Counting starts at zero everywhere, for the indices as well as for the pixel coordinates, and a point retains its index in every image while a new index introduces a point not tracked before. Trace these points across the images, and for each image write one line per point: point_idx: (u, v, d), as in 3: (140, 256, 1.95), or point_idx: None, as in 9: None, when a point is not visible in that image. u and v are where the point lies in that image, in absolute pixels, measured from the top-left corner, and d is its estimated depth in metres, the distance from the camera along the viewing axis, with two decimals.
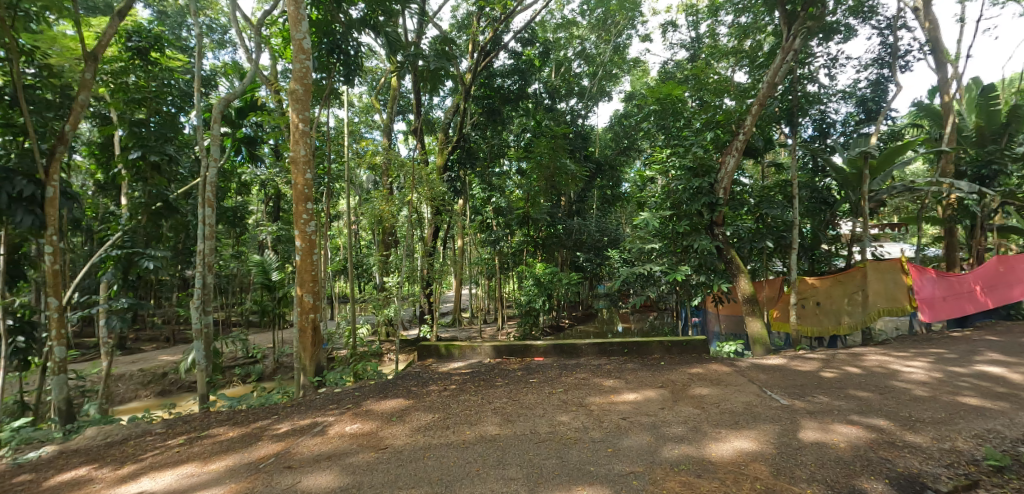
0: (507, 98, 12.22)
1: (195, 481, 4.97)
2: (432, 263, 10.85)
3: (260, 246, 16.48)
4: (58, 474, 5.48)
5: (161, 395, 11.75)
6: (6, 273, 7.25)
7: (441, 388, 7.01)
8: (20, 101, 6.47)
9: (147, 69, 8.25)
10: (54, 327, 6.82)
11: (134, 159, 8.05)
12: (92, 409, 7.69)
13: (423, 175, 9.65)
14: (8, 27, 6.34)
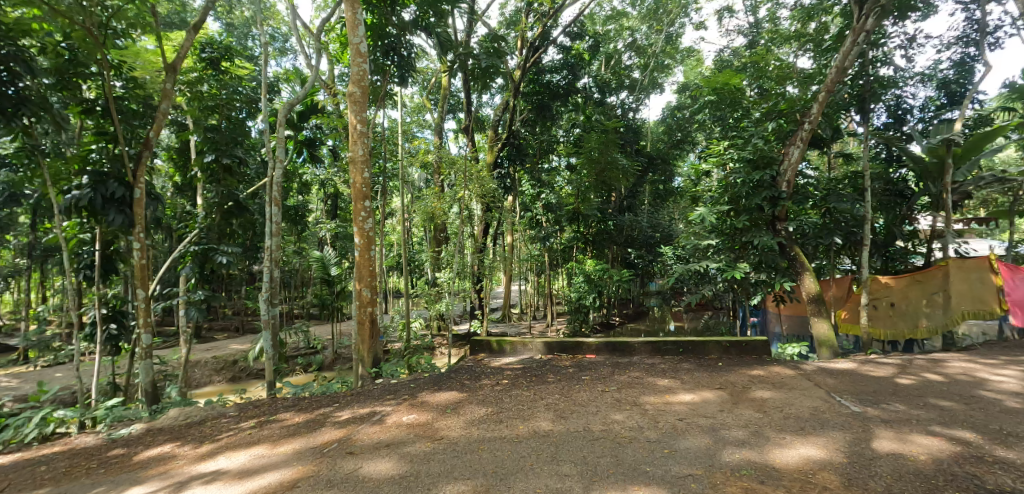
0: (556, 94, 12.00)
1: (266, 462, 5.19)
2: (483, 258, 10.94)
3: (319, 243, 17.14)
4: (145, 450, 5.89)
5: (232, 381, 12.49)
6: (101, 267, 7.93)
7: (493, 383, 7.03)
8: (112, 112, 6.97)
9: (219, 78, 8.72)
10: (141, 316, 7.34)
11: (208, 161, 8.66)
12: (173, 392, 8.23)
13: (476, 173, 9.66)
14: (99, 44, 6.79)
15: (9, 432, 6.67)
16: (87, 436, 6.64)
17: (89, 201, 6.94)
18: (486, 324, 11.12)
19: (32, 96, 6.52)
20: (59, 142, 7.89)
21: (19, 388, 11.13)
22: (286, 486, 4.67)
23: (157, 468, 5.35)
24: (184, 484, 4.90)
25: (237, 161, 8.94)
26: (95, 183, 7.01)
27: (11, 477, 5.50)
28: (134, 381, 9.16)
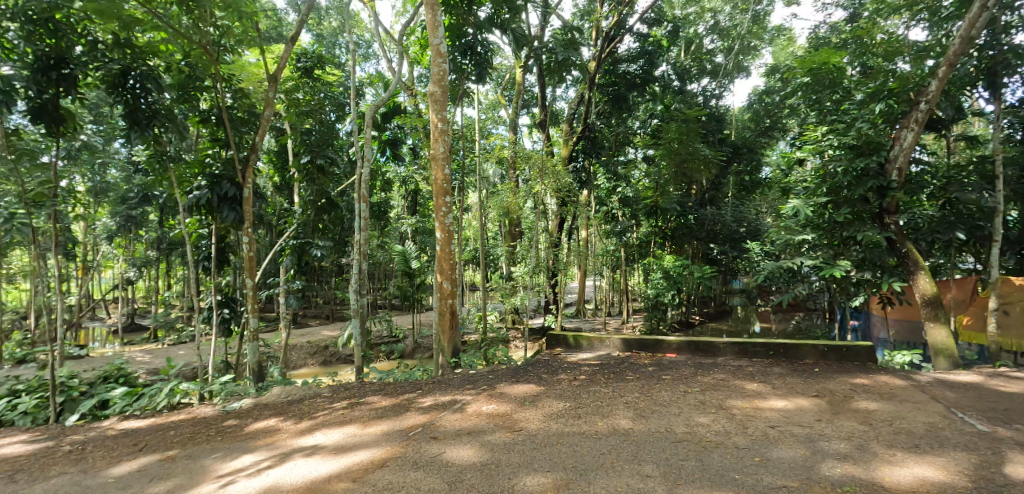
0: (632, 85, 11.58)
1: (358, 440, 5.43)
2: (559, 252, 10.83)
3: (401, 238, 17.76)
4: (253, 423, 6.36)
5: (324, 363, 13.23)
6: (218, 258, 8.84)
7: (571, 378, 6.91)
8: (224, 120, 7.54)
9: (313, 85, 9.07)
10: (251, 303, 7.94)
11: (304, 162, 9.33)
12: (275, 372, 8.79)
13: (551, 166, 9.43)
14: (213, 61, 7.35)
15: (144, 401, 7.63)
16: (206, 407, 7.37)
17: (206, 199, 7.65)
18: (561, 318, 11.01)
19: (161, 108, 7.61)
20: (180, 147, 8.65)
21: (150, 362, 12.50)
22: (377, 464, 4.84)
23: (264, 440, 5.75)
24: (288, 455, 5.22)
25: (329, 162, 9.52)
26: (212, 183, 7.70)
27: (146, 439, 6.17)
28: (240, 362, 9.97)
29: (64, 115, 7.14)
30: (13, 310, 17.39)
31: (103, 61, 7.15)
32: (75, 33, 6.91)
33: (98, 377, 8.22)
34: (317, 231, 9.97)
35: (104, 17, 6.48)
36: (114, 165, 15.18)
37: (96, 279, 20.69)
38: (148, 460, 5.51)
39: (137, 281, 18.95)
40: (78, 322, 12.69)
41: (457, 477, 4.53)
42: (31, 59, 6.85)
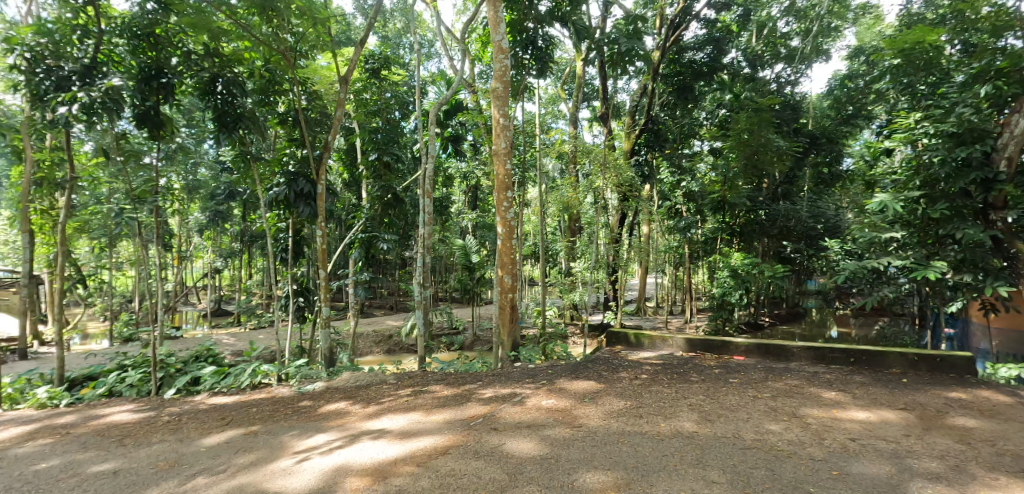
0: (699, 74, 11.04)
1: (422, 427, 5.51)
2: (620, 248, 10.60)
3: (461, 232, 17.97)
4: (325, 405, 6.62)
5: (388, 352, 13.62)
6: (293, 249, 9.29)
7: (632, 377, 6.70)
8: (301, 123, 7.94)
9: (380, 85, 9.39)
10: (324, 292, 8.25)
11: (371, 159, 9.63)
12: (344, 358, 9.13)
13: (613, 160, 9.15)
14: (290, 65, 7.80)
15: (230, 379, 8.17)
16: (283, 388, 7.78)
17: (285, 195, 8.03)
18: (621, 315, 10.78)
19: (246, 112, 7.99)
20: (261, 146, 9.18)
21: (233, 344, 13.41)
22: (440, 451, 4.90)
23: (335, 421, 5.97)
24: (357, 437, 5.38)
25: (396, 159, 9.74)
26: (289, 180, 8.08)
27: (231, 414, 6.59)
28: (313, 347, 10.45)
29: (164, 119, 7.65)
30: (120, 294, 19.16)
31: (196, 69, 7.65)
32: (172, 45, 7.42)
33: (191, 356, 9.25)
34: (383, 225, 10.22)
35: (198, 30, 7.05)
36: (204, 163, 16.64)
37: (188, 268, 22.41)
38: (233, 433, 5.86)
39: (223, 270, 20.35)
40: (173, 306, 13.78)
41: (517, 470, 4.50)
42: (135, 71, 7.43)
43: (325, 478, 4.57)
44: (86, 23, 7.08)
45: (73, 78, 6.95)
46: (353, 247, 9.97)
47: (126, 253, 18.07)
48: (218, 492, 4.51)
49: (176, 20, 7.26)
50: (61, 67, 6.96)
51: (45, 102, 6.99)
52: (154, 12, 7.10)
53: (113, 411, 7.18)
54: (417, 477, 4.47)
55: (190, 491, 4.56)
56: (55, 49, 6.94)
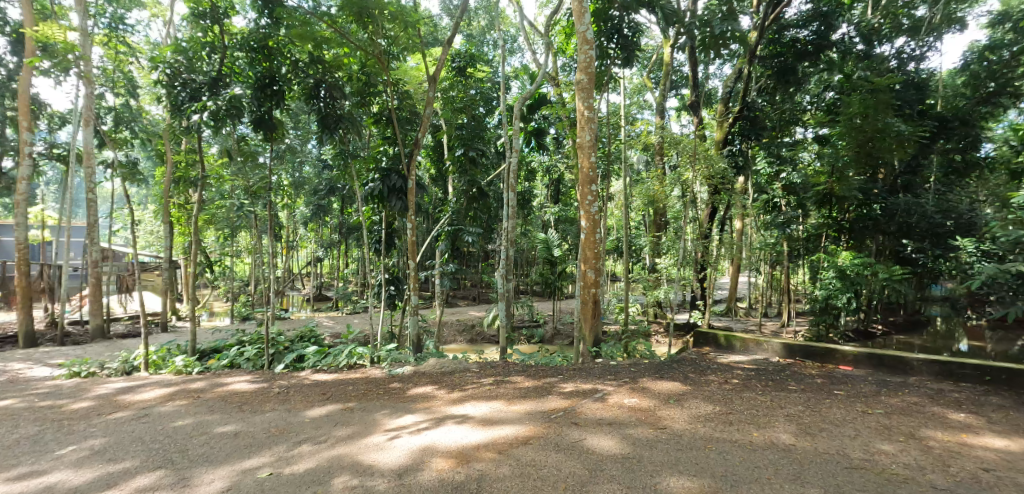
0: (802, 54, 10.21)
1: (502, 416, 5.50)
2: (711, 244, 9.99)
3: (544, 225, 17.94)
4: (413, 388, 6.82)
5: (471, 342, 13.89)
6: (387, 240, 9.72)
7: (722, 380, 6.29)
8: (394, 122, 8.27)
9: (465, 82, 9.52)
10: (413, 282, 8.45)
11: (459, 155, 9.64)
12: (431, 346, 9.38)
13: (703, 150, 8.63)
14: (386, 68, 8.11)
15: (330, 359, 8.67)
16: (376, 369, 8.12)
17: (378, 191, 8.51)
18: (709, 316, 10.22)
19: (346, 114, 8.51)
20: (359, 143, 9.67)
21: (332, 326, 14.34)
22: (521, 441, 4.86)
23: (422, 404, 6.12)
24: (442, 420, 5.47)
25: (481, 154, 9.81)
26: (383, 175, 8.47)
27: (330, 390, 6.98)
28: (403, 333, 10.85)
29: (277, 123, 8.30)
30: (238, 278, 21.09)
31: (303, 76, 8.21)
32: (282, 54, 8.07)
33: (297, 336, 10.04)
34: (469, 219, 10.38)
35: (306, 40, 7.48)
36: (306, 161, 18.02)
37: (294, 256, 24.21)
38: (331, 408, 6.18)
39: (324, 259, 21.77)
40: (282, 290, 14.91)
41: (598, 466, 4.36)
42: (253, 80, 8.15)
43: (412, 456, 4.67)
44: (213, 40, 7.98)
45: (203, 89, 7.77)
46: (440, 239, 10.20)
47: (244, 242, 19.85)
48: (318, 460, 4.75)
49: (285, 32, 7.91)
50: (194, 80, 7.83)
51: (182, 111, 7.94)
52: (266, 28, 7.90)
53: (234, 380, 7.88)
54: (499, 464, 4.45)
55: (295, 457, 4.84)
56: (188, 65, 7.84)
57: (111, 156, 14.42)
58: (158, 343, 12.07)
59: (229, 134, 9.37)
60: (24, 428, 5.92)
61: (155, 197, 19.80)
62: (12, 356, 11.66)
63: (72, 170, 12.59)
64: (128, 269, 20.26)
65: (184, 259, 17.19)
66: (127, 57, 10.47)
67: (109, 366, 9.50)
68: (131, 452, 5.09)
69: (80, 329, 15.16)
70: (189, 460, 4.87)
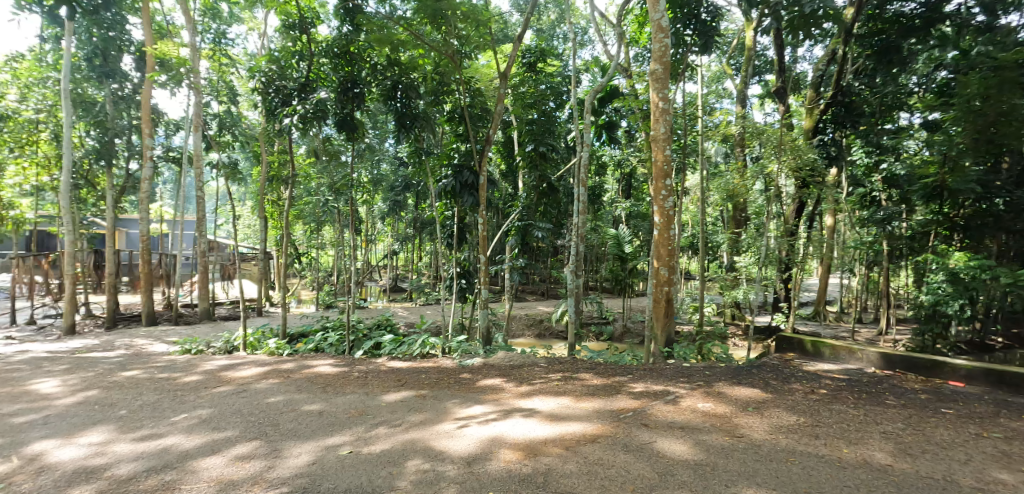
0: (907, 30, 9.09)
1: (569, 412, 5.37)
2: (798, 242, 9.28)
3: (615, 221, 17.56)
4: (482, 380, 6.83)
5: (540, 337, 13.83)
6: (459, 234, 9.86)
7: (808, 390, 5.81)
8: (467, 120, 8.23)
9: (536, 78, 9.39)
10: (483, 276, 8.43)
11: (528, 151, 9.63)
12: (500, 339, 9.40)
13: (789, 141, 7.94)
14: (456, 65, 8.02)
15: (405, 347, 8.90)
16: (447, 359, 8.23)
17: (452, 186, 8.46)
18: (794, 320, 9.55)
19: (420, 114, 8.78)
20: (435, 139, 9.82)
21: (407, 316, 14.80)
22: (588, 439, 4.71)
23: (490, 396, 6.11)
24: (510, 413, 5.43)
25: (551, 148, 9.67)
26: (456, 172, 8.48)
27: (405, 377, 7.14)
28: (473, 325, 10.97)
29: (357, 124, 8.63)
30: (322, 268, 22.28)
31: (382, 78, 8.55)
32: (362, 59, 8.37)
33: (375, 324, 10.49)
34: (540, 215, 10.32)
35: (382, 44, 7.61)
36: (384, 159, 18.69)
37: (371, 249, 25.23)
38: (406, 394, 6.31)
39: (400, 253, 22.52)
40: (362, 281, 15.54)
41: (669, 471, 4.14)
42: (336, 84, 8.47)
43: (482, 445, 4.65)
44: (302, 48, 8.37)
45: (293, 94, 8.24)
46: (510, 234, 10.17)
47: (328, 235, 20.92)
48: (394, 442, 4.83)
49: (364, 37, 8.17)
50: (286, 86, 8.24)
51: (275, 115, 8.38)
52: (347, 35, 8.20)
53: (320, 363, 8.28)
54: (566, 460, 4.33)
55: (372, 438, 4.95)
56: (281, 73, 8.21)
57: (215, 157, 15.65)
58: (254, 326, 12.96)
59: (315, 135, 9.77)
60: (145, 396, 6.48)
61: (253, 194, 21.34)
62: (136, 333, 12.95)
63: (184, 170, 13.80)
64: (230, 258, 21.96)
65: (277, 250, 18.37)
66: (229, 69, 11.32)
67: (214, 345, 10.31)
68: (232, 423, 5.42)
69: (190, 311, 16.60)
70: (281, 434, 5.11)
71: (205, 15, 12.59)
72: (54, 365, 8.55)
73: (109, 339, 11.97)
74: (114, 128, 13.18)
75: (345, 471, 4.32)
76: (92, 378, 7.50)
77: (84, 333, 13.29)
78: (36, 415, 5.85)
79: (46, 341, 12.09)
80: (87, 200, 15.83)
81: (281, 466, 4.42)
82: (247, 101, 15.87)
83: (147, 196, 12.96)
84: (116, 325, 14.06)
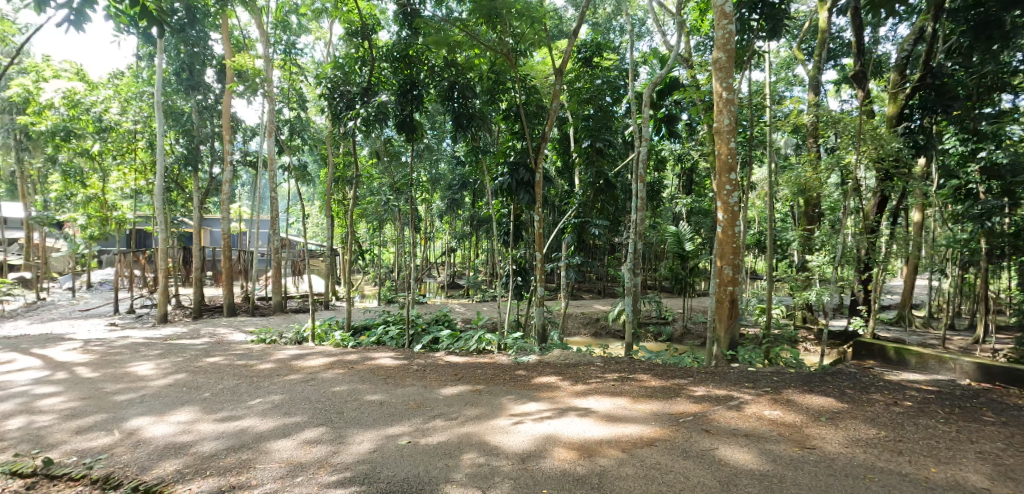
0: (1011, 4, 7.22)
1: (626, 414, 5.17)
2: (879, 239, 8.57)
3: (676, 218, 17.00)
4: (538, 377, 6.73)
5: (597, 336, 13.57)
6: (515, 231, 9.79)
7: (889, 401, 5.33)
8: (523, 118, 8.12)
9: (591, 72, 9.14)
10: (539, 273, 8.30)
11: (585, 147, 9.40)
12: (555, 337, 9.25)
13: (870, 129, 7.27)
14: (509, 63, 7.91)
15: (462, 342, 8.92)
16: (503, 356, 8.17)
17: (508, 184, 8.35)
18: (873, 324, 8.87)
19: (477, 113, 8.73)
20: (491, 136, 9.79)
21: (465, 313, 14.92)
22: (645, 442, 4.51)
23: (545, 393, 6.00)
24: (565, 411, 5.29)
25: (609, 144, 9.40)
26: (512, 169, 8.37)
27: (461, 372, 7.15)
28: (529, 323, 10.88)
29: (417, 125, 8.72)
30: (384, 265, 22.91)
31: (439, 80, 8.55)
32: (421, 62, 8.46)
33: (433, 319, 10.64)
34: (597, 211, 10.08)
35: (439, 46, 7.69)
36: (442, 159, 18.94)
37: (429, 247, 25.70)
38: (462, 389, 6.31)
39: (457, 250, 22.79)
40: (422, 278, 15.82)
41: (732, 480, 3.88)
42: (396, 87, 8.60)
43: (535, 443, 4.55)
44: (364, 54, 8.51)
45: (356, 98, 8.40)
46: (566, 232, 9.97)
47: (390, 233, 21.47)
48: (450, 435, 4.81)
49: (422, 40, 8.28)
50: (350, 91, 8.48)
51: (340, 119, 8.60)
52: (407, 39, 8.34)
53: (381, 355, 8.45)
54: (622, 463, 4.16)
55: (430, 429, 4.95)
56: (345, 79, 8.44)
57: (287, 161, 16.35)
58: (322, 319, 13.47)
59: (376, 137, 9.87)
60: (225, 381, 6.80)
61: (322, 196, 22.24)
62: (218, 323, 13.82)
63: (259, 173, 14.55)
64: (300, 255, 23.02)
65: (342, 246, 19.06)
66: (298, 77, 11.78)
67: (286, 336, 10.78)
68: (300, 409, 5.58)
69: (265, 304, 17.52)
70: (344, 421, 5.21)
71: (277, 28, 13.15)
72: (150, 350, 9.19)
73: (196, 328, 12.83)
74: (200, 136, 14.03)
75: (404, 460, 4.33)
76: (181, 363, 7.98)
77: (174, 321, 14.33)
78: (134, 393, 6.25)
79: (142, 328, 13.11)
80: (177, 202, 17.01)
81: (344, 452, 4.49)
82: (315, 106, 16.50)
83: (227, 197, 13.76)
84: (201, 315, 15.05)
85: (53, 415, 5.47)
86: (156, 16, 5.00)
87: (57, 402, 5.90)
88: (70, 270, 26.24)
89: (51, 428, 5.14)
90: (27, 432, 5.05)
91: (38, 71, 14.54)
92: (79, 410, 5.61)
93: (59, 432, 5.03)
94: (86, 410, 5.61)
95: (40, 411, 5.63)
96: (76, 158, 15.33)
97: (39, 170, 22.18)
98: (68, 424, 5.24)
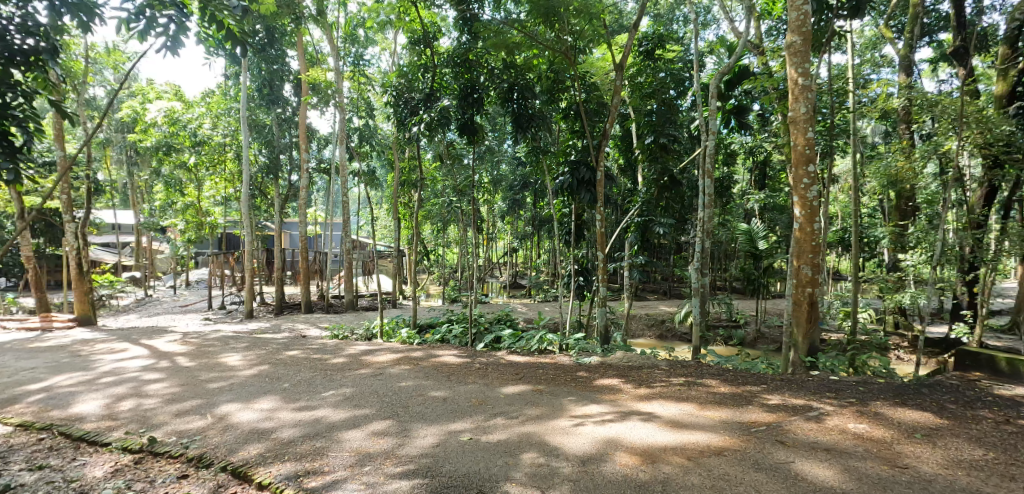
0: None
1: (693, 420, 4.86)
2: (987, 235, 7.70)
3: (747, 214, 16.18)
4: (601, 379, 6.50)
5: (661, 337, 13.09)
6: (577, 231, 9.47)
7: (999, 420, 4.70)
8: (582, 116, 7.81)
9: (655, 65, 8.78)
10: (601, 272, 7.88)
11: (648, 142, 8.85)
12: (619, 338, 8.94)
13: (974, 111, 6.52)
14: (568, 59, 7.63)
15: (524, 342, 8.83)
16: (564, 356, 8.02)
17: (569, 183, 8.03)
18: (980, 330, 7.96)
19: (536, 111, 8.50)
20: (552, 135, 9.58)
21: (528, 312, 14.85)
22: (714, 450, 4.21)
23: (609, 395, 5.77)
24: (629, 415, 5.06)
25: (673, 139, 8.81)
26: (572, 168, 8.02)
27: (523, 371, 7.04)
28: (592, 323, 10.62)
29: (478, 128, 8.66)
30: (449, 265, 23.28)
31: (498, 81, 8.38)
32: (481, 65, 8.38)
33: (495, 319, 10.63)
34: (663, 209, 9.65)
35: (499, 49, 7.59)
36: (503, 160, 18.97)
37: (492, 246, 25.79)
38: (524, 388, 6.19)
39: (520, 250, 22.77)
40: (486, 277, 15.85)
41: None
42: (457, 92, 8.61)
43: (598, 445, 4.36)
44: (427, 61, 8.60)
45: (419, 105, 8.53)
46: (630, 231, 9.62)
47: (454, 234, 21.80)
48: (512, 433, 4.71)
49: (481, 44, 8.23)
50: (414, 98, 8.67)
51: (406, 125, 8.76)
52: (466, 44, 8.35)
53: (446, 353, 8.49)
54: (688, 472, 3.89)
55: (492, 427, 4.86)
56: (409, 86, 8.68)
57: (357, 166, 16.90)
58: (391, 316, 13.84)
59: (440, 140, 9.95)
60: (302, 373, 7.04)
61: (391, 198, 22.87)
62: (297, 318, 14.53)
63: (332, 178, 15.09)
64: (370, 256, 23.83)
65: (409, 247, 19.49)
66: (367, 86, 12.17)
67: (357, 332, 11.09)
68: (369, 402, 5.65)
69: (338, 301, 18.19)
70: (410, 415, 5.22)
71: (346, 42, 13.61)
72: (238, 343, 9.69)
73: (277, 323, 13.49)
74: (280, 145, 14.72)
75: (466, 456, 4.26)
76: (266, 355, 8.36)
77: (259, 316, 15.22)
78: (224, 382, 6.58)
79: (230, 323, 13.88)
80: (261, 208, 18.09)
81: (410, 445, 4.48)
82: (382, 113, 16.97)
83: (305, 201, 14.37)
84: (282, 311, 15.82)
85: (158, 399, 5.83)
86: (240, 38, 5.07)
87: (161, 387, 6.29)
88: (173, 270, 28.59)
89: (156, 410, 5.47)
90: (136, 412, 5.40)
91: (144, 93, 15.79)
92: (179, 395, 5.95)
93: (162, 414, 5.35)
94: (185, 395, 5.95)
95: (147, 394, 6.02)
96: (176, 170, 16.60)
97: (145, 181, 24.24)
98: (170, 407, 5.56)
